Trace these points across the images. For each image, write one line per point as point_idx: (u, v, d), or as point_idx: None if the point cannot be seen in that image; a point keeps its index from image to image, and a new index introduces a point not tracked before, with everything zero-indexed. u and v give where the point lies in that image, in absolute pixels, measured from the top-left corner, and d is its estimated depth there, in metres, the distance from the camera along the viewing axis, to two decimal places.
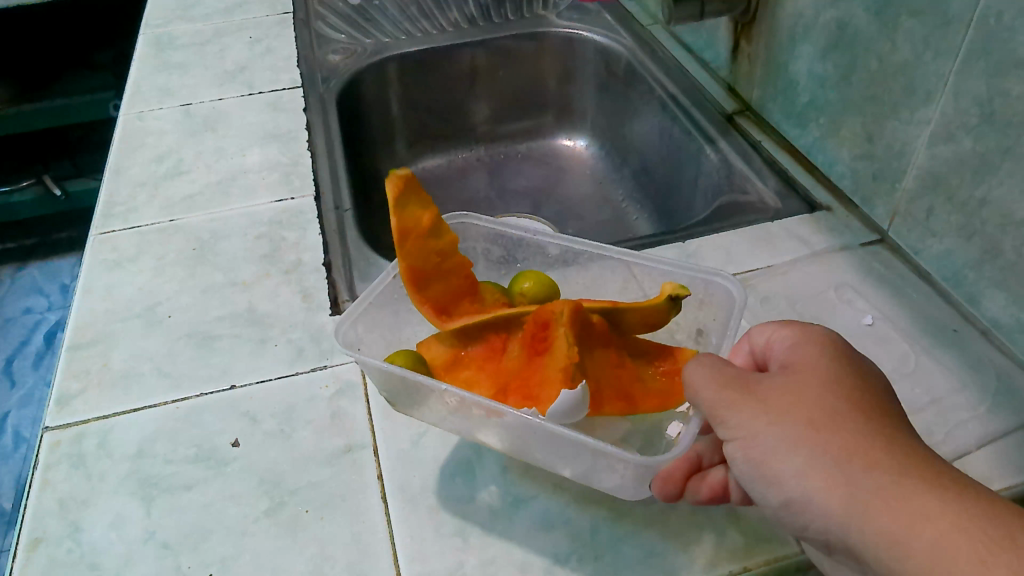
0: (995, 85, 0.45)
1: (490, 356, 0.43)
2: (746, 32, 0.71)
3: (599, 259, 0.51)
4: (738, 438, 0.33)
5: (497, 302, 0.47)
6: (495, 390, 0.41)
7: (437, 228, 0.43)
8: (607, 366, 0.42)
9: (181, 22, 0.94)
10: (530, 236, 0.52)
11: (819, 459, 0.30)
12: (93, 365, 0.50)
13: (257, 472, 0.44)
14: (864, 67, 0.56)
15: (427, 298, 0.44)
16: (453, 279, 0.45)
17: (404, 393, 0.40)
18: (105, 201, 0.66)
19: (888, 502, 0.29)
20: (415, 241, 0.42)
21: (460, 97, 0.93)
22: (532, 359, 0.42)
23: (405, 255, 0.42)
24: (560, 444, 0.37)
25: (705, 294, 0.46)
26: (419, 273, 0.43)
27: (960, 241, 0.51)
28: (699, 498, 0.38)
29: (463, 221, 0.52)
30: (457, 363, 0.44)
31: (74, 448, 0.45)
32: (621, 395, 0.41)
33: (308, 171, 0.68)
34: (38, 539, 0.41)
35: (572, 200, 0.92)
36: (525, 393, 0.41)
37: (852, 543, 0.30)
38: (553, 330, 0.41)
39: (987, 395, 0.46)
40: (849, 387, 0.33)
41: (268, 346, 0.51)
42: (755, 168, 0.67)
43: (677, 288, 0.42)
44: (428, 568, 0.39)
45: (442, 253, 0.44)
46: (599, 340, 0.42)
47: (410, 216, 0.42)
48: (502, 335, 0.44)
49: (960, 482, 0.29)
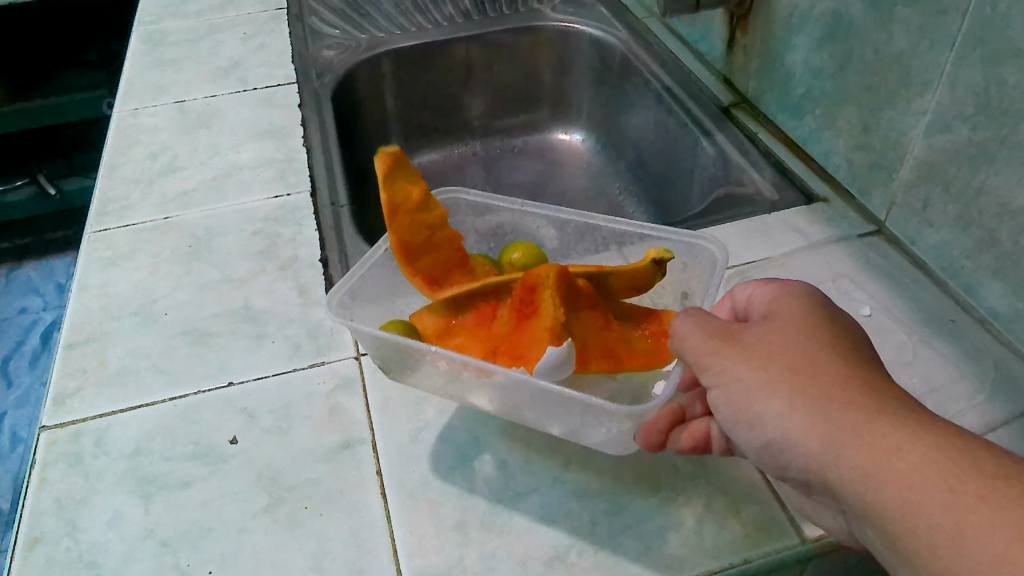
0: (992, 74, 0.45)
1: (481, 322, 0.43)
2: (741, 24, 0.71)
3: (587, 230, 0.51)
4: (720, 385, 0.33)
5: (488, 274, 0.47)
6: (486, 351, 0.41)
7: (427, 202, 0.44)
8: (594, 328, 0.42)
9: (173, 19, 0.93)
10: (518, 207, 0.51)
11: (798, 399, 0.31)
12: (89, 363, 0.50)
13: (255, 468, 0.43)
14: (860, 57, 0.56)
15: (418, 269, 0.44)
16: (444, 250, 0.45)
17: (398, 359, 0.41)
18: (100, 199, 0.65)
19: (864, 438, 0.29)
20: (405, 216, 0.43)
21: (455, 91, 0.93)
22: (520, 322, 0.42)
23: (394, 230, 0.42)
24: (548, 401, 0.37)
25: (689, 257, 0.46)
26: (409, 246, 0.43)
27: (957, 231, 0.51)
28: (681, 446, 0.39)
29: (451, 195, 0.52)
30: (449, 331, 0.43)
31: (71, 446, 0.45)
32: (607, 353, 0.41)
33: (303, 168, 0.67)
34: (36, 538, 0.41)
35: (568, 195, 0.91)
36: (514, 354, 0.41)
37: (829, 480, 0.30)
38: (540, 292, 0.41)
39: (986, 385, 0.46)
40: (828, 332, 0.33)
41: (265, 342, 0.51)
42: (752, 161, 0.67)
43: (662, 252, 0.42)
44: (428, 563, 0.39)
45: (432, 227, 0.44)
46: (586, 302, 0.42)
47: (398, 191, 0.42)
48: (494, 300, 0.44)
49: (933, 418, 0.30)
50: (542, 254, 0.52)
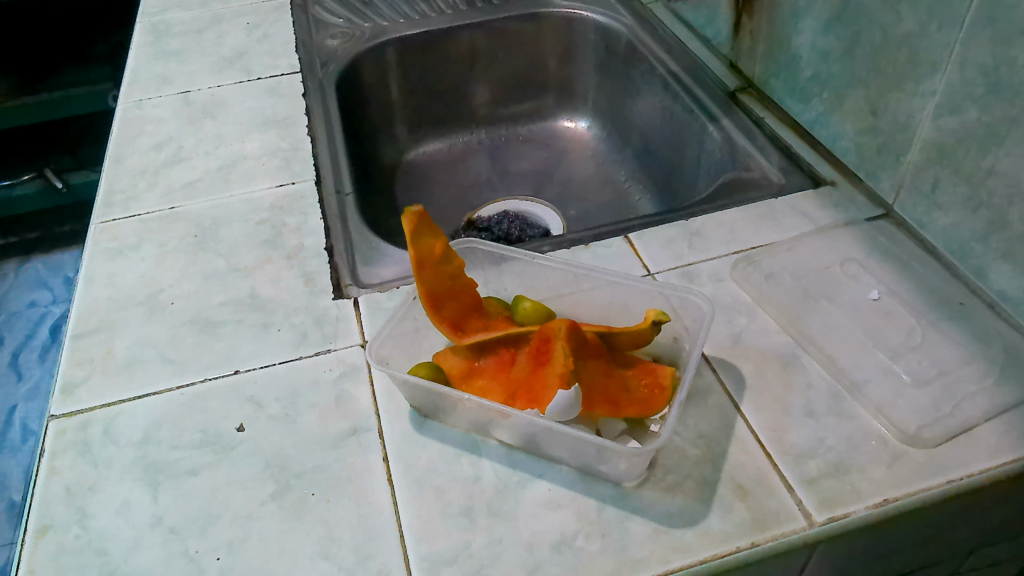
0: (1002, 53, 0.44)
1: (501, 366, 0.44)
2: (747, 8, 0.70)
3: (594, 279, 0.50)
4: None
5: (500, 316, 0.48)
6: (505, 396, 0.42)
7: (448, 254, 0.44)
8: (598, 375, 0.42)
9: (177, 10, 0.93)
10: (532, 259, 0.51)
11: None
12: (97, 353, 0.50)
13: (263, 456, 0.44)
14: (869, 39, 0.55)
15: (444, 316, 0.45)
16: (465, 297, 0.46)
17: (430, 399, 0.43)
18: (105, 190, 0.65)
19: None
20: (431, 269, 0.43)
21: (459, 79, 0.92)
22: (536, 369, 0.42)
23: (422, 281, 0.43)
24: (566, 438, 0.40)
25: (687, 306, 0.47)
26: (435, 295, 0.44)
27: (966, 213, 0.50)
28: None
29: (468, 245, 0.52)
30: (472, 372, 0.44)
31: (80, 435, 0.45)
32: (608, 399, 0.41)
33: (308, 157, 0.67)
34: (46, 526, 0.41)
35: (573, 183, 0.91)
36: (531, 396, 0.41)
37: None
38: (553, 343, 0.42)
39: (995, 367, 0.45)
40: None
41: (271, 331, 0.51)
42: (758, 145, 0.66)
43: (660, 313, 0.43)
44: (435, 549, 0.39)
45: (454, 276, 0.45)
46: (592, 352, 0.43)
47: (424, 246, 0.42)
48: (512, 347, 0.44)
49: None
50: (550, 286, 0.52)
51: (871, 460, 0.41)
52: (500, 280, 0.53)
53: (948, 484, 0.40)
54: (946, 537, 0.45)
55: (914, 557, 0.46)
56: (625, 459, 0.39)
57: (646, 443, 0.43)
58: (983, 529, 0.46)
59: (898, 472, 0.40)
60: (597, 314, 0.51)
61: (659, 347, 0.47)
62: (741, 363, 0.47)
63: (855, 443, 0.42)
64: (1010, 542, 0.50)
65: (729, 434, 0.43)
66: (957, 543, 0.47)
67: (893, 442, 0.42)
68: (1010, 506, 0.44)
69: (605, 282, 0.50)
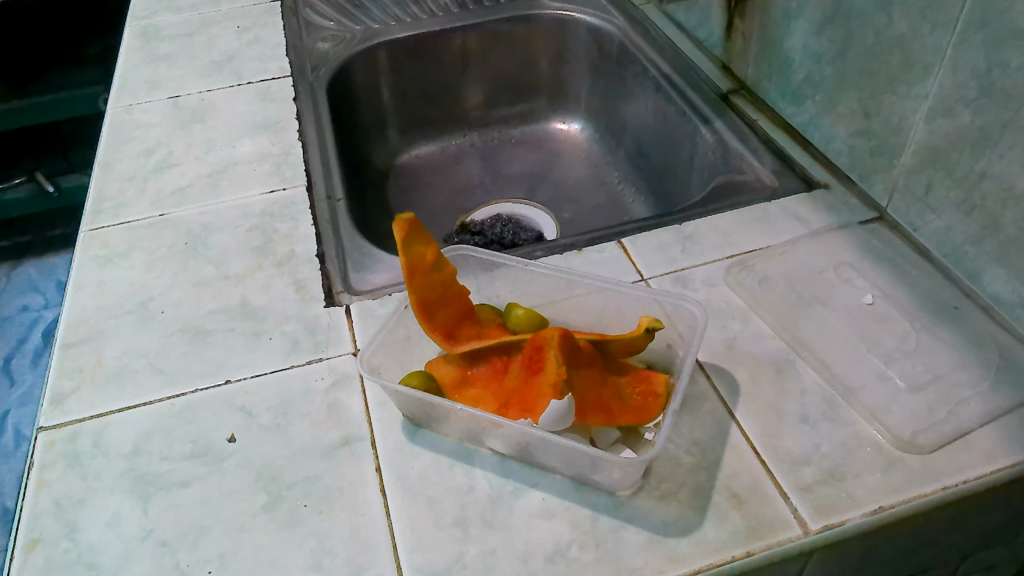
0: (994, 56, 0.44)
1: (494, 375, 0.44)
2: (739, 9, 0.70)
3: (586, 285, 0.50)
4: None
5: (493, 323, 0.47)
6: (498, 405, 0.42)
7: (439, 261, 0.44)
8: (592, 384, 0.42)
9: (166, 13, 0.92)
10: (524, 266, 0.51)
11: None
12: (86, 363, 0.50)
13: (255, 467, 0.43)
14: (861, 42, 0.55)
15: (436, 325, 0.44)
16: (457, 305, 0.45)
17: (422, 409, 0.43)
18: (94, 197, 0.65)
19: None
20: (423, 277, 0.43)
21: (451, 82, 0.92)
22: (529, 378, 0.42)
23: (414, 289, 0.42)
24: (560, 449, 0.39)
25: (679, 314, 0.47)
26: (426, 303, 0.43)
27: (960, 217, 0.50)
28: None
29: (460, 251, 0.52)
30: (465, 381, 0.44)
31: (69, 447, 0.45)
32: (602, 407, 0.41)
33: (299, 162, 0.67)
34: (35, 539, 0.41)
35: (567, 185, 0.90)
36: (524, 406, 0.41)
37: None
38: (546, 352, 0.41)
39: (989, 371, 0.45)
40: None
41: (263, 339, 0.50)
42: (752, 148, 0.66)
43: (653, 322, 0.43)
44: (429, 561, 0.38)
45: (446, 284, 0.44)
46: (585, 360, 0.42)
47: (416, 254, 0.42)
48: (505, 355, 0.44)
49: None
50: (543, 293, 0.52)
51: (866, 467, 0.41)
52: (492, 286, 0.53)
53: (944, 491, 0.40)
54: (941, 543, 0.45)
55: (909, 564, 0.46)
56: (619, 468, 0.39)
57: (640, 452, 0.42)
58: (978, 534, 0.46)
59: (893, 479, 0.40)
60: (590, 320, 0.51)
61: (653, 354, 0.47)
62: (735, 369, 0.47)
63: (851, 450, 0.42)
64: (1005, 547, 0.49)
65: (724, 441, 0.43)
66: (951, 549, 0.47)
67: (888, 449, 0.42)
68: (1005, 511, 0.44)
69: (597, 288, 0.49)
